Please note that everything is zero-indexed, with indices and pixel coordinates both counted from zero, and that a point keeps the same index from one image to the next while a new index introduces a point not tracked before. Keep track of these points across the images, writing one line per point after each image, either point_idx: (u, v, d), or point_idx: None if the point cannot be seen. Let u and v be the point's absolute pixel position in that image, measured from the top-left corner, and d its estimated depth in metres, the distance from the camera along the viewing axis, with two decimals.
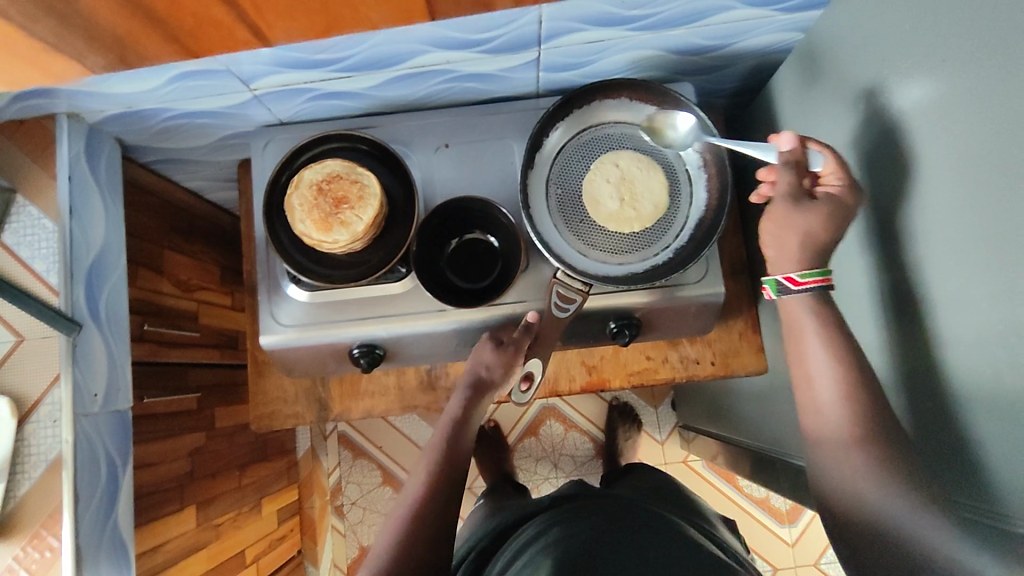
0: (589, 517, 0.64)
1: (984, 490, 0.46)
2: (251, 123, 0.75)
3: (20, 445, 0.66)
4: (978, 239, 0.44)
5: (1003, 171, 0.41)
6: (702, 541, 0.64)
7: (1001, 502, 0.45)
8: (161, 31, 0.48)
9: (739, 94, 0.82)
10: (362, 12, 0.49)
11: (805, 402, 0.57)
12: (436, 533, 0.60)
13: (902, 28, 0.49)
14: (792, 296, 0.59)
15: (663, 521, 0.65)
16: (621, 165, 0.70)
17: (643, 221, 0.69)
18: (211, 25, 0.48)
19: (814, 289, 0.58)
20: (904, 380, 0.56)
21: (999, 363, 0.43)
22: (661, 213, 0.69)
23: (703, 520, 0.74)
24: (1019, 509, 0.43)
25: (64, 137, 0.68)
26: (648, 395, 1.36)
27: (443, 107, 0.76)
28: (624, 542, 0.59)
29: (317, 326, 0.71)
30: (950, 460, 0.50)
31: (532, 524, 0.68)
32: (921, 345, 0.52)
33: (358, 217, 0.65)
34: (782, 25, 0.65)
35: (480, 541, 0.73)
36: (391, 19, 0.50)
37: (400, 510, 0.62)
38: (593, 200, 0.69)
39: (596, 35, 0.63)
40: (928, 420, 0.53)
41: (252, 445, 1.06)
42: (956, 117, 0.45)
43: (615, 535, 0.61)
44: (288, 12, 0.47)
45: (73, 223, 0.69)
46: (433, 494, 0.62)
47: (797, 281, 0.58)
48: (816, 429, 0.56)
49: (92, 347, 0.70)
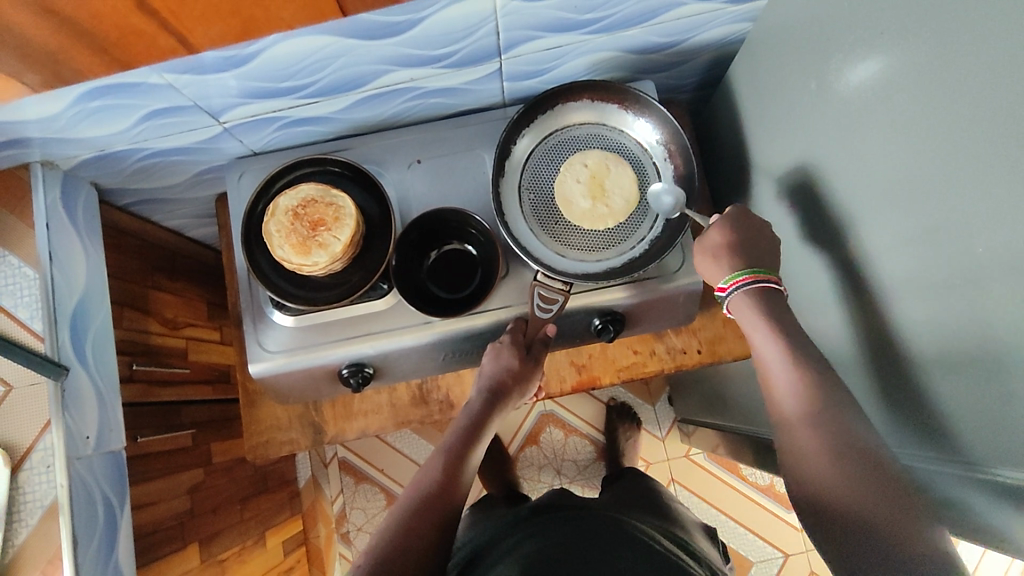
0: (562, 531, 0.66)
1: (954, 443, 0.48)
2: (224, 156, 0.76)
3: (15, 493, 0.66)
4: (928, 201, 0.45)
5: (946, 137, 0.42)
6: (672, 551, 0.64)
7: (971, 451, 0.46)
8: (106, 52, 0.49)
9: (701, 88, 0.84)
10: (274, 11, 0.48)
11: (766, 376, 0.59)
12: (434, 538, 0.59)
13: (843, 7, 0.51)
14: (732, 300, 0.63)
15: (631, 528, 0.67)
16: (589, 164, 0.71)
17: (615, 217, 0.70)
18: (133, 35, 0.48)
19: (738, 289, 0.62)
20: (872, 347, 0.57)
21: (960, 317, 0.44)
22: (632, 207, 0.70)
23: (677, 526, 0.75)
24: (989, 457, 0.44)
25: (40, 186, 0.70)
26: (644, 393, 1.37)
27: (412, 124, 0.78)
28: (594, 551, 0.61)
29: (304, 350, 0.71)
30: (923, 419, 0.51)
31: (511, 535, 0.68)
32: (884, 311, 0.54)
33: (336, 237, 0.66)
34: (732, 16, 0.67)
35: (459, 550, 0.73)
36: (307, 19, 0.50)
37: (408, 498, 0.62)
38: (565, 200, 0.70)
39: (555, 41, 0.65)
40: (894, 384, 0.54)
41: (251, 478, 1.05)
42: (899, 87, 0.46)
43: (582, 542, 0.63)
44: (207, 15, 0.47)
45: (55, 270, 0.70)
46: (434, 497, 0.62)
47: (725, 287, 0.63)
48: (777, 401, 0.57)
49: (82, 390, 0.70)
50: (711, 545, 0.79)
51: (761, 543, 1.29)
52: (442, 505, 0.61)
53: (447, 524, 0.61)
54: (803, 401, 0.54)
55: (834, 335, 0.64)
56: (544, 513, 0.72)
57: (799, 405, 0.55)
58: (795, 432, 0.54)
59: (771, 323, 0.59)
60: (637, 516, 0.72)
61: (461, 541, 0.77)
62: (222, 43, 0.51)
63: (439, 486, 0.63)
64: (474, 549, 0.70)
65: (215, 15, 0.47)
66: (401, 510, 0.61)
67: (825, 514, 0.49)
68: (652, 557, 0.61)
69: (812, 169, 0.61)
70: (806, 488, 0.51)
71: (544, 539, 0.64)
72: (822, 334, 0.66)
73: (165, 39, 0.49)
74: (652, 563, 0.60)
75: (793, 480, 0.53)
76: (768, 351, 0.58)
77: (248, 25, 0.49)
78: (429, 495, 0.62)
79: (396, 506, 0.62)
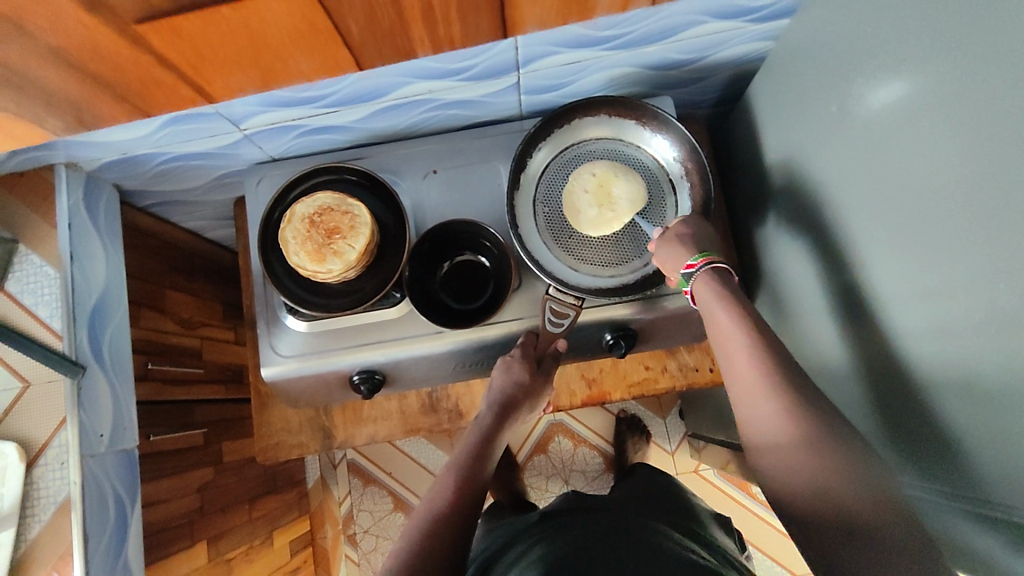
0: (568, 533, 0.65)
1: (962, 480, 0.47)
2: (243, 160, 0.77)
3: (29, 489, 0.67)
4: (946, 233, 0.44)
5: (968, 169, 0.41)
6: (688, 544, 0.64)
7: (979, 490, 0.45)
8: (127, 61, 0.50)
9: (720, 104, 0.83)
10: (287, 59, 0.50)
11: (729, 376, 0.54)
12: (454, 553, 0.58)
13: (865, 32, 0.51)
14: (699, 279, 0.59)
15: (657, 525, 0.67)
16: (596, 172, 0.69)
17: (622, 221, 0.69)
18: (154, 85, 0.51)
19: (706, 267, 0.59)
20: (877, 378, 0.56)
21: (975, 358, 0.43)
22: (638, 209, 0.69)
23: (695, 520, 0.74)
24: (995, 498, 0.43)
25: (63, 186, 0.71)
26: (656, 407, 1.36)
27: (430, 134, 0.78)
28: (613, 540, 0.62)
29: (317, 355, 0.71)
30: (929, 454, 0.50)
31: (531, 535, 0.69)
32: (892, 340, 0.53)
33: (351, 246, 0.66)
34: (753, 35, 0.67)
35: (478, 556, 0.73)
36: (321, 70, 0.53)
37: (425, 512, 0.61)
38: (572, 209, 0.69)
39: (573, 56, 0.65)
40: (901, 416, 0.54)
41: (260, 477, 1.06)
42: (923, 113, 0.45)
43: (603, 535, 0.64)
44: (224, 68, 0.50)
45: (74, 269, 0.71)
46: (452, 513, 0.61)
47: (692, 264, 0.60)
48: (742, 404, 0.52)
49: (97, 389, 0.72)
50: (729, 537, 0.78)
51: (769, 564, 1.27)
52: (459, 522, 0.60)
53: (464, 541, 0.60)
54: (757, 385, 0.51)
55: (839, 360, 0.63)
56: (551, 518, 0.71)
57: (754, 391, 0.51)
58: (768, 439, 0.49)
59: (730, 313, 0.55)
60: (646, 513, 0.71)
61: (476, 550, 0.76)
62: (239, 90, 0.54)
63: (455, 501, 0.62)
64: (492, 555, 0.70)
65: (233, 66, 0.50)
66: (420, 524, 0.60)
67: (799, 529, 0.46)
68: (666, 546, 0.61)
69: (828, 192, 0.60)
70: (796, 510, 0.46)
71: (567, 535, 0.65)
72: (826, 358, 0.66)
73: (182, 90, 0.53)
74: (666, 550, 0.60)
75: (782, 501, 0.47)
76: (723, 337, 0.55)
77: (266, 75, 0.52)
78: (447, 511, 0.61)
79: (410, 522, 0.61)
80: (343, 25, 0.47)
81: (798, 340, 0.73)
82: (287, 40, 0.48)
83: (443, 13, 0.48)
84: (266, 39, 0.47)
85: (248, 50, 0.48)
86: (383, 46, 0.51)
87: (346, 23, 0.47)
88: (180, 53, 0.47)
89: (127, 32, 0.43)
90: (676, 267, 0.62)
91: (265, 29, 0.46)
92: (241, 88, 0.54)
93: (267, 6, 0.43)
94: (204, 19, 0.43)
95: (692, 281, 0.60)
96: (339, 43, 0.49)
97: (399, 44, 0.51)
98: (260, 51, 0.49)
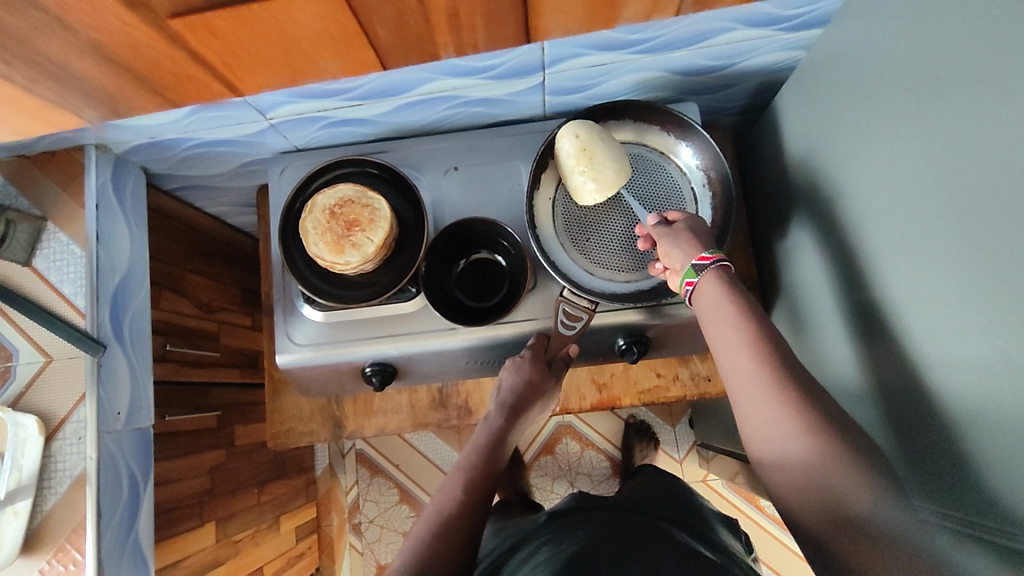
0: (583, 532, 0.65)
1: (970, 508, 0.46)
2: (268, 149, 0.78)
3: (47, 461, 0.69)
4: (968, 256, 0.44)
5: (992, 192, 0.41)
6: (696, 545, 0.64)
7: (986, 519, 0.45)
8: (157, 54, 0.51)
9: (747, 112, 0.83)
10: (314, 60, 0.54)
11: (733, 386, 0.53)
12: (463, 554, 0.58)
13: (897, 46, 0.50)
14: (709, 272, 0.57)
15: (667, 527, 0.67)
16: (581, 135, 0.66)
17: (605, 189, 0.67)
18: (188, 80, 0.55)
19: (721, 263, 0.58)
20: (887, 398, 0.56)
21: (988, 387, 0.43)
22: (621, 178, 0.67)
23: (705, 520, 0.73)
24: (1003, 527, 0.43)
25: (92, 166, 0.72)
26: (665, 414, 1.35)
27: (453, 131, 0.78)
28: (625, 540, 0.62)
29: (331, 346, 0.72)
30: (936, 479, 0.50)
31: (542, 535, 0.68)
32: (903, 361, 0.53)
33: (369, 239, 0.67)
34: (782, 44, 0.66)
35: (486, 555, 0.73)
36: (347, 69, 0.56)
37: (435, 510, 0.61)
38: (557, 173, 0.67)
39: (598, 59, 0.65)
40: (908, 441, 0.53)
41: (270, 463, 1.07)
42: (952, 134, 0.44)
43: (615, 533, 0.64)
44: (256, 69, 0.54)
45: (100, 248, 0.73)
46: (462, 513, 0.61)
47: (705, 257, 0.58)
48: (750, 421, 0.51)
49: (116, 367, 0.73)
50: (736, 539, 0.77)
51: None
52: (469, 522, 0.60)
53: (472, 541, 0.60)
54: (765, 402, 0.49)
55: (853, 377, 0.62)
56: (561, 517, 0.71)
57: (758, 405, 0.50)
58: (777, 456, 0.48)
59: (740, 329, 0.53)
60: (658, 512, 0.71)
61: (483, 551, 0.76)
62: (267, 86, 0.58)
63: (464, 501, 0.62)
64: (502, 554, 0.70)
65: (264, 67, 0.54)
66: (430, 523, 0.60)
67: (810, 549, 0.45)
68: (676, 551, 0.60)
69: (851, 206, 0.60)
70: (804, 530, 0.46)
71: (579, 533, 0.65)
72: (840, 374, 0.65)
73: (215, 86, 0.57)
74: (677, 555, 0.59)
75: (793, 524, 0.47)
76: (728, 351, 0.54)
77: (294, 73, 0.55)
78: (456, 512, 0.61)
79: (420, 520, 0.61)
80: (373, 28, 0.50)
81: (812, 354, 0.72)
82: (316, 42, 0.51)
83: (469, 20, 0.51)
84: (296, 41, 0.50)
85: (279, 51, 0.51)
86: (408, 50, 0.54)
87: (376, 27, 0.50)
88: (214, 50, 0.50)
89: (164, 23, 0.46)
90: (686, 259, 0.59)
91: (298, 30, 0.49)
92: (270, 85, 0.58)
93: (299, 11, 0.46)
94: (240, 20, 0.46)
95: (699, 272, 0.58)
96: (367, 45, 0.52)
97: (425, 48, 0.54)
98: (290, 51, 0.52)
